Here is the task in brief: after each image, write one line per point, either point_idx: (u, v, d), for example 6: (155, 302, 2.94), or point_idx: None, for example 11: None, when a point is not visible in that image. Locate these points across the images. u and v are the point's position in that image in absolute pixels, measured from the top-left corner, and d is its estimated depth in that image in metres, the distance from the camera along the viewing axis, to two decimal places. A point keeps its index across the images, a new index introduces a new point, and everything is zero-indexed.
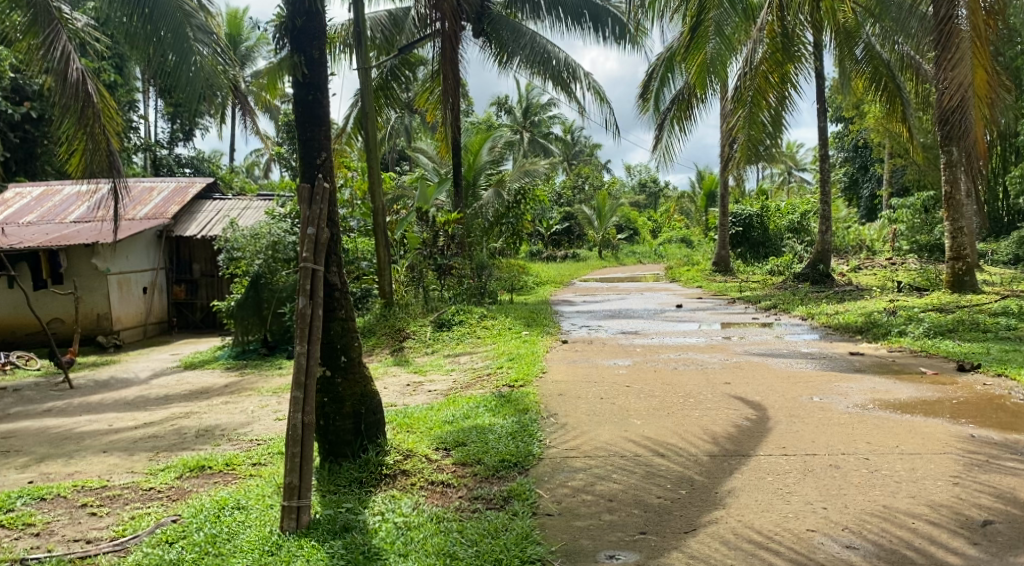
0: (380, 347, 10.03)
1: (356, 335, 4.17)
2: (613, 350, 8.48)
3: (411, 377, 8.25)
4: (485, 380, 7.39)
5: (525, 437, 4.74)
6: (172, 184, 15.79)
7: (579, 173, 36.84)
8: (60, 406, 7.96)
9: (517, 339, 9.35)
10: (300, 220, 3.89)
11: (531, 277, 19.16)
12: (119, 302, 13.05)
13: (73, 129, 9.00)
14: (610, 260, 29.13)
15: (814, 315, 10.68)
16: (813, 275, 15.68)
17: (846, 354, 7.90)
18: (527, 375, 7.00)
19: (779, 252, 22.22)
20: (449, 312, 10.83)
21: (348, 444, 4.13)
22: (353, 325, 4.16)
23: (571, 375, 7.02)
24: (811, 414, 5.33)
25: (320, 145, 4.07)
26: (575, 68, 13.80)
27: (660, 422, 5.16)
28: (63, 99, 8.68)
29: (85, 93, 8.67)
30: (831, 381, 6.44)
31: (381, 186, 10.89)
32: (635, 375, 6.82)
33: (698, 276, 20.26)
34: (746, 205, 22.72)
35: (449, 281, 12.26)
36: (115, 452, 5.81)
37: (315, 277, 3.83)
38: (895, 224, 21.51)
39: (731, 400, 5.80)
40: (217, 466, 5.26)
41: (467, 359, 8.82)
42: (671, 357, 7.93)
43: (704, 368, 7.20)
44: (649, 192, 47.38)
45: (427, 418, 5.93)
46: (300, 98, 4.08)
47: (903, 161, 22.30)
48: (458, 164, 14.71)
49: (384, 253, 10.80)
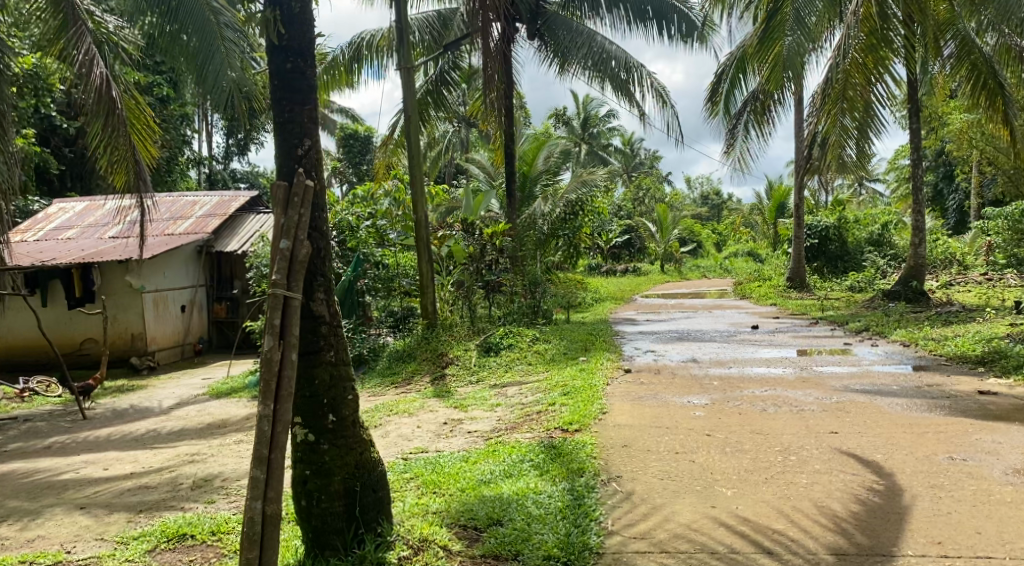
0: (421, 374, 8.99)
1: (352, 385, 3.16)
2: (683, 384, 7.22)
3: (450, 412, 7.18)
4: (533, 421, 6.25)
5: (580, 518, 3.60)
6: (216, 198, 15.20)
7: (639, 184, 35.63)
8: (64, 441, 7.21)
9: (572, 368, 8.19)
10: (273, 230, 2.92)
11: (589, 293, 17.96)
12: (155, 321, 12.46)
13: (100, 140, 8.24)
14: (673, 275, 27.70)
15: (919, 341, 9.17)
16: (906, 292, 13.99)
17: (976, 391, 6.48)
18: (582, 417, 5.84)
19: (861, 266, 20.43)
20: (498, 334, 9.73)
21: (338, 532, 3.11)
22: (350, 372, 3.16)
23: (634, 417, 5.82)
24: (959, 483, 4.04)
25: (303, 129, 3.07)
26: (635, 67, 12.57)
27: (760, 496, 3.95)
28: (88, 105, 7.98)
29: (110, 99, 7.89)
30: (971, 430, 5.08)
31: (423, 198, 9.95)
32: (716, 421, 5.58)
33: (772, 293, 18.70)
34: (823, 216, 21.03)
35: (499, 299, 11.24)
36: (91, 509, 4.92)
37: (289, 307, 2.83)
38: (990, 237, 19.57)
39: (846, 460, 4.54)
40: (200, 535, 4.27)
41: (515, 391, 7.71)
42: (754, 394, 6.65)
43: (801, 411, 5.90)
44: (712, 205, 45.79)
45: (460, 475, 4.82)
46: (276, 66, 3.08)
47: (997, 168, 20.33)
48: (511, 174, 13.88)
49: (427, 270, 9.79)
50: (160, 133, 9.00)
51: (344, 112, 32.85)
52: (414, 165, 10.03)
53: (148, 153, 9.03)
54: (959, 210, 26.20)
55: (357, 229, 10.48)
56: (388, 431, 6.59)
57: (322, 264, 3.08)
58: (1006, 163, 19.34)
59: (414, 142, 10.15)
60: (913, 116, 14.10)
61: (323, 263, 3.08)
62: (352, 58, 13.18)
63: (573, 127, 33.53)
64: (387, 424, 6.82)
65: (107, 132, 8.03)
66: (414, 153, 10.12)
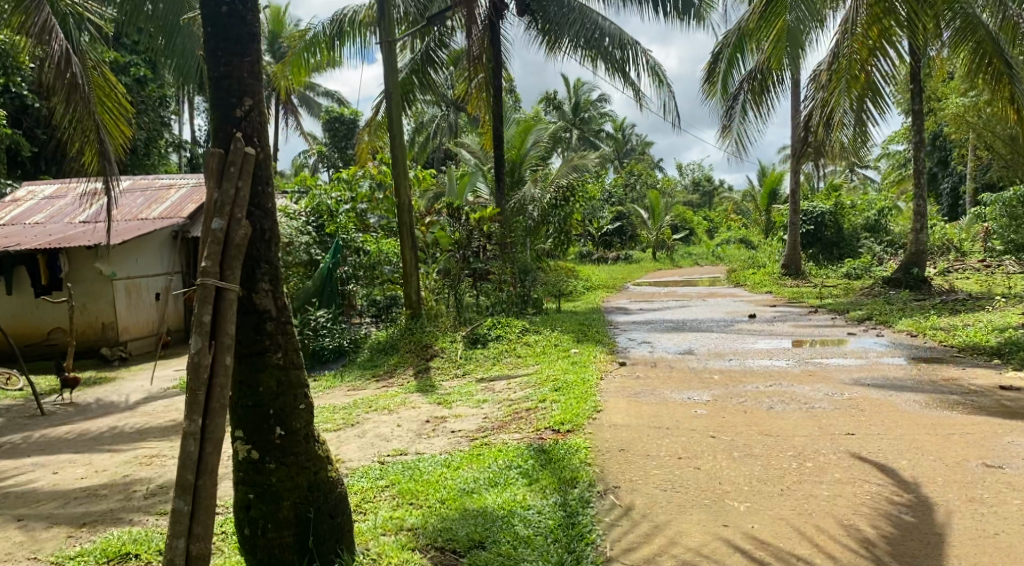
0: (404, 367, 8.50)
1: (306, 391, 2.98)
2: (682, 378, 6.76)
3: (434, 408, 6.70)
4: (521, 420, 5.79)
5: (574, 543, 3.23)
6: (192, 181, 14.61)
7: (631, 169, 35.05)
8: (17, 440, 6.69)
9: (564, 361, 7.73)
10: (207, 205, 2.73)
11: (579, 281, 17.47)
12: (127, 310, 11.93)
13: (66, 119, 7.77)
14: (664, 262, 27.22)
15: (926, 331, 8.75)
16: (907, 280, 13.59)
17: (997, 387, 6.06)
18: (575, 416, 5.39)
19: (857, 253, 20.04)
20: (485, 325, 9.21)
21: None
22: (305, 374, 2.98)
23: (631, 417, 5.36)
24: (1002, 497, 3.60)
25: (241, 86, 2.81)
26: (630, 44, 11.99)
27: (776, 512, 3.52)
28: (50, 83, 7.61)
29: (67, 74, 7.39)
30: (1002, 432, 4.65)
31: (406, 180, 9.43)
32: (720, 423, 5.13)
33: (767, 280, 18.27)
34: (818, 202, 20.61)
35: (486, 287, 10.69)
36: (31, 522, 4.43)
37: (222, 300, 2.70)
38: (987, 223, 19.21)
39: (869, 468, 4.10)
40: (145, 554, 3.79)
41: (503, 386, 7.24)
42: (758, 390, 6.20)
43: (812, 409, 5.45)
44: (703, 191, 45.29)
45: (439, 483, 4.36)
46: (210, 10, 2.80)
47: (992, 153, 19.98)
48: (501, 158, 13.41)
49: (410, 256, 9.28)
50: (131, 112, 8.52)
51: (331, 96, 32.17)
52: (395, 146, 9.51)
53: (120, 134, 8.54)
54: (953, 196, 25.89)
55: (336, 214, 10.27)
56: (366, 430, 6.11)
57: (267, 248, 2.87)
58: (1003, 148, 18.97)
59: (396, 120, 9.58)
60: (915, 98, 13.65)
61: (270, 247, 2.86)
62: (334, 34, 12.54)
63: (564, 112, 32.97)
64: (365, 422, 6.34)
65: (69, 110, 7.61)
66: (395, 133, 9.57)
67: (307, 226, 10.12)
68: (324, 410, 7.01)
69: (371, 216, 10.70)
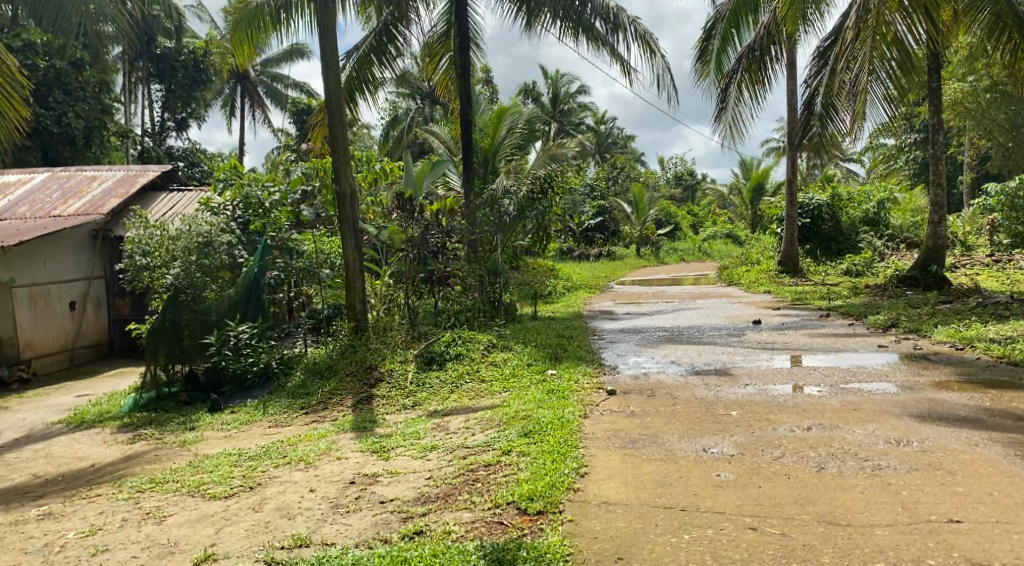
0: (341, 395, 6.87)
1: None
2: (693, 415, 5.22)
3: (365, 460, 5.07)
4: (476, 486, 4.21)
5: None
6: (120, 173, 12.86)
7: (614, 163, 33.45)
8: None
9: (538, 388, 6.16)
10: None
11: (559, 282, 15.89)
12: (30, 323, 10.31)
13: None
14: (649, 259, 25.67)
15: (976, 343, 7.27)
16: (925, 278, 12.16)
17: None
18: (548, 489, 3.84)
19: (857, 248, 18.61)
20: (444, 340, 7.50)
21: None
22: None
23: (630, 488, 3.82)
24: None
25: None
26: (616, 14, 10.41)
27: None
28: None
29: None
30: None
31: (347, 168, 7.83)
32: (757, 499, 3.59)
33: (762, 278, 16.71)
34: (814, 194, 19.20)
35: (447, 293, 9.09)
36: None
37: None
38: (995, 214, 17.88)
39: None
40: None
41: (459, 424, 5.63)
42: (793, 435, 4.65)
43: (881, 471, 3.93)
44: (686, 186, 43.79)
45: None
46: None
47: (993, 142, 18.60)
48: (469, 143, 11.80)
49: (353, 261, 7.76)
50: (25, 83, 7.49)
51: (299, 87, 30.33)
52: (332, 124, 7.85)
53: (14, 114, 7.43)
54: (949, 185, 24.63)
55: (266, 207, 8.49)
56: (267, 498, 4.49)
57: None
58: (1002, 136, 17.64)
59: (334, 88, 7.88)
60: (932, 75, 12.09)
61: None
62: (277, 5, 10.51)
63: (543, 105, 31.53)
64: (269, 484, 4.72)
65: None
66: (333, 108, 7.88)
67: (229, 222, 8.37)
68: (225, 462, 5.39)
69: (306, 210, 9.19)
